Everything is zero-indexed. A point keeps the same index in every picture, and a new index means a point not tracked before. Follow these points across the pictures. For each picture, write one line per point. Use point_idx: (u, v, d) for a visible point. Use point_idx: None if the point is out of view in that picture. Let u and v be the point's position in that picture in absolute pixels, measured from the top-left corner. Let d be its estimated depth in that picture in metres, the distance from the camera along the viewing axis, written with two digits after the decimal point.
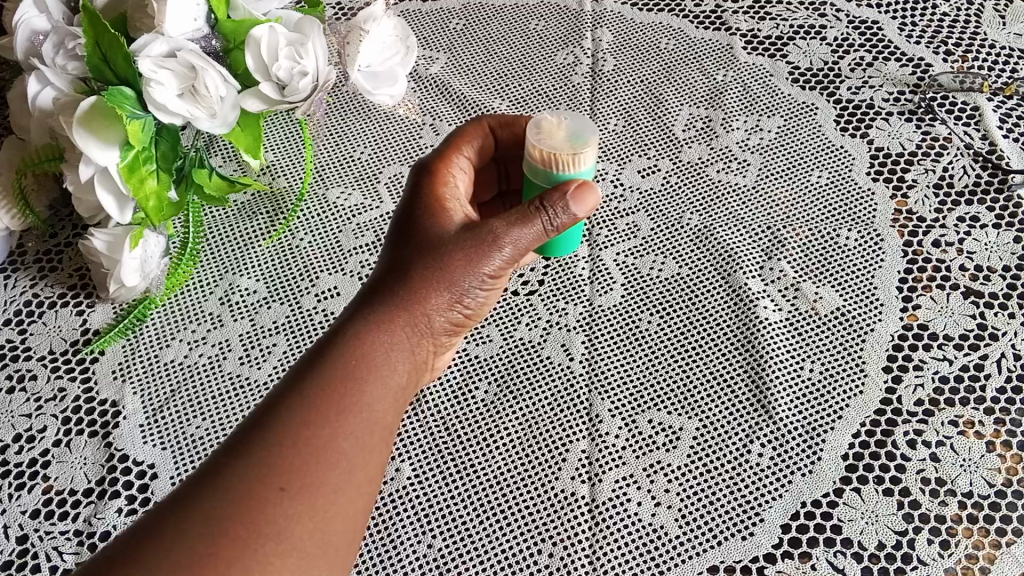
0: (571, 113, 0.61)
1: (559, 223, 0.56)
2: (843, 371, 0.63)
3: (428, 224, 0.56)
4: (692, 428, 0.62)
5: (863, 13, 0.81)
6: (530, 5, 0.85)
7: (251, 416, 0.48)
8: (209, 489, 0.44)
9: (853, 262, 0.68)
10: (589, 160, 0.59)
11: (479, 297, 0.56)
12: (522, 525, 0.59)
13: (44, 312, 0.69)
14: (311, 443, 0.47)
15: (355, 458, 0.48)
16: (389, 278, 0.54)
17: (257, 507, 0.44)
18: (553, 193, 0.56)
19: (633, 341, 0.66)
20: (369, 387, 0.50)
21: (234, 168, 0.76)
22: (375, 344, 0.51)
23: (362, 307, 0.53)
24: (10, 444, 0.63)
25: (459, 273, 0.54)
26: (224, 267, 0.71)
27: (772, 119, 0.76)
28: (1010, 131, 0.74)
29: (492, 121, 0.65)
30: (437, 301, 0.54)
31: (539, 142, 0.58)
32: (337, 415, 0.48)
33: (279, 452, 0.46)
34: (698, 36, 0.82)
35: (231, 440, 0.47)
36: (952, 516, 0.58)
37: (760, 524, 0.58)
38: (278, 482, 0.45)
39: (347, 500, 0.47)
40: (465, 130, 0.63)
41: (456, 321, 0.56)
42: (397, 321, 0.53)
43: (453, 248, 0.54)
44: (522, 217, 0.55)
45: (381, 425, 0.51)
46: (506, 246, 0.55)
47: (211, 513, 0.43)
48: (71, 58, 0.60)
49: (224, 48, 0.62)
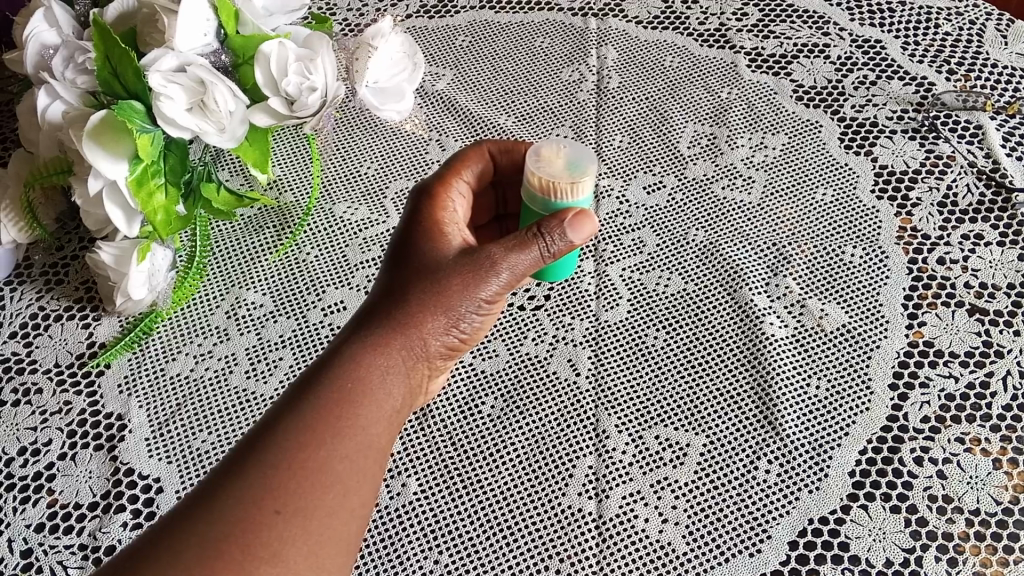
0: (571, 143, 0.61)
1: (556, 250, 0.56)
2: (849, 389, 0.63)
3: (426, 246, 0.56)
4: (699, 445, 0.62)
5: (867, 32, 0.82)
6: (536, 22, 0.86)
7: (248, 435, 0.48)
8: (203, 511, 0.45)
9: (859, 279, 0.68)
10: (588, 190, 0.59)
11: (475, 321, 0.56)
12: (528, 542, 0.59)
13: (50, 325, 0.69)
14: (307, 466, 0.47)
15: (351, 481, 0.48)
16: (386, 300, 0.54)
17: (251, 531, 0.44)
18: (551, 220, 0.56)
19: (638, 357, 0.66)
20: (366, 410, 0.50)
21: (241, 182, 0.76)
22: (372, 366, 0.51)
23: (359, 329, 0.53)
24: (15, 457, 0.63)
25: (457, 296, 0.54)
26: (231, 281, 0.71)
27: (777, 136, 0.76)
28: (1013, 149, 0.74)
29: (492, 146, 0.65)
30: (435, 325, 0.54)
31: (538, 169, 0.59)
32: (333, 438, 0.48)
33: (275, 474, 0.46)
34: (703, 54, 0.82)
35: (228, 460, 0.47)
36: (959, 534, 0.58)
37: (767, 541, 0.58)
38: (272, 504, 0.45)
39: (341, 524, 0.47)
40: (465, 154, 0.64)
41: (451, 345, 0.56)
42: (392, 343, 0.52)
43: (452, 271, 0.54)
44: (520, 243, 0.56)
45: (377, 448, 0.50)
46: (504, 271, 0.56)
47: (206, 536, 0.44)
48: (81, 72, 0.61)
49: (234, 63, 0.62)
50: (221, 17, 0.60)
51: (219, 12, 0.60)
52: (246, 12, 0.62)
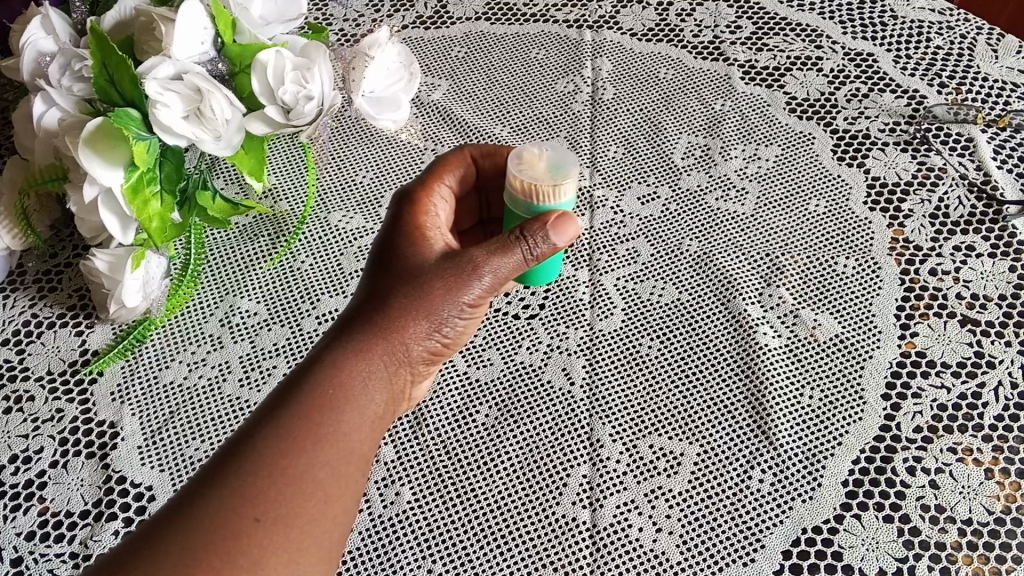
0: (551, 145, 0.62)
1: (539, 253, 0.56)
2: (842, 398, 0.64)
3: (408, 251, 0.56)
4: (694, 454, 0.62)
5: (859, 45, 0.83)
6: (532, 34, 0.86)
7: (229, 441, 0.48)
8: (183, 520, 0.45)
9: (852, 289, 0.69)
10: (570, 192, 0.60)
11: (457, 325, 0.56)
12: (521, 549, 0.59)
13: (42, 332, 0.68)
14: (287, 473, 0.47)
15: (331, 487, 0.48)
16: (367, 305, 0.54)
17: (231, 538, 0.44)
18: (533, 223, 0.56)
19: (632, 366, 0.66)
20: (347, 417, 0.50)
21: (237, 190, 0.77)
22: (353, 372, 0.51)
23: (340, 335, 0.53)
24: (6, 464, 0.63)
25: (438, 301, 0.54)
26: (226, 289, 0.71)
27: (770, 148, 0.77)
28: (1003, 162, 0.75)
29: (475, 151, 0.65)
30: (415, 330, 0.54)
31: (520, 172, 0.59)
32: (314, 444, 0.48)
33: (255, 481, 0.46)
34: (697, 67, 0.83)
35: (208, 467, 0.47)
36: (952, 543, 0.58)
37: (761, 550, 0.58)
38: (252, 512, 0.45)
39: (322, 531, 0.47)
40: (447, 158, 0.64)
41: (433, 350, 0.56)
42: (374, 349, 0.52)
43: (434, 276, 0.54)
44: (502, 248, 0.56)
45: (358, 455, 0.50)
46: (486, 275, 0.56)
47: (185, 545, 0.44)
48: (77, 80, 0.61)
49: (230, 71, 0.62)
50: (218, 25, 0.60)
51: (215, 21, 0.60)
52: (244, 21, 0.63)
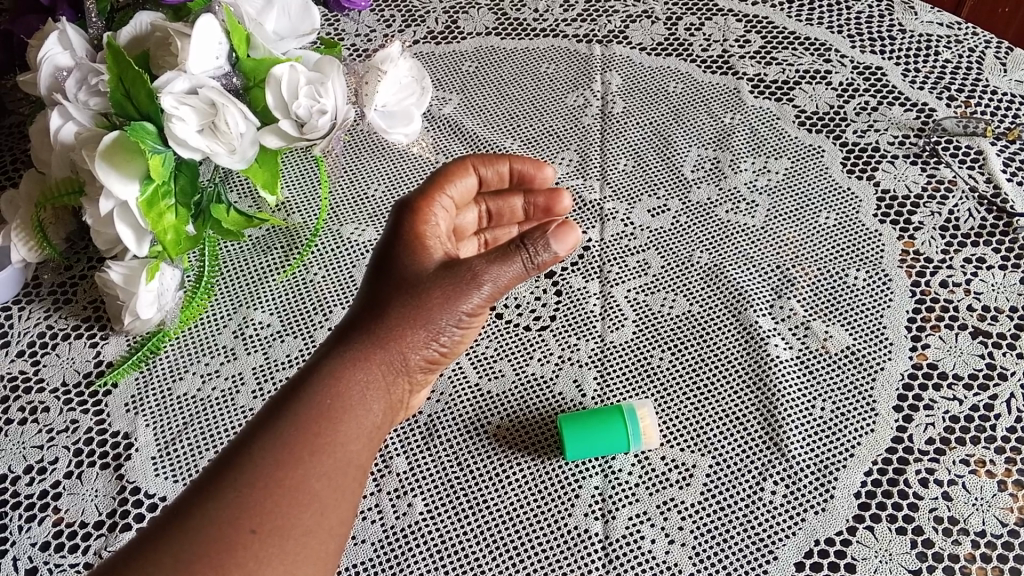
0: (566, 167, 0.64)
1: (540, 261, 0.57)
2: (854, 410, 0.64)
3: (406, 259, 0.56)
4: (705, 467, 0.62)
5: (868, 59, 0.83)
6: (541, 48, 0.86)
7: (228, 448, 0.49)
8: (180, 530, 0.45)
9: (862, 302, 0.69)
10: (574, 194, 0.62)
11: (455, 334, 0.56)
12: (534, 561, 0.59)
13: (57, 344, 0.69)
14: (285, 484, 0.47)
15: (329, 498, 0.48)
16: (366, 314, 0.54)
17: (226, 550, 0.45)
18: (534, 233, 0.57)
19: (644, 377, 0.66)
20: (345, 427, 0.50)
21: (250, 203, 0.77)
22: (353, 381, 0.51)
23: (339, 344, 0.53)
24: (21, 475, 0.63)
25: (436, 311, 0.54)
26: (239, 301, 0.71)
27: (780, 161, 0.77)
28: (1013, 174, 0.75)
29: (475, 161, 0.64)
30: (414, 338, 0.54)
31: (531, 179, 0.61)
32: (312, 455, 0.48)
33: (253, 492, 0.46)
34: (706, 80, 0.83)
35: (207, 474, 0.48)
36: (965, 555, 0.58)
37: (773, 562, 0.59)
38: (248, 524, 0.45)
39: (320, 542, 0.47)
40: (448, 169, 0.62)
41: (432, 358, 0.56)
42: (373, 357, 0.53)
43: (433, 285, 0.54)
44: (502, 256, 0.56)
45: (357, 466, 0.50)
46: (486, 284, 0.55)
47: (179, 555, 0.44)
48: (94, 94, 0.62)
49: (244, 86, 0.63)
50: (233, 40, 0.61)
51: (230, 36, 0.61)
52: (257, 37, 0.63)
